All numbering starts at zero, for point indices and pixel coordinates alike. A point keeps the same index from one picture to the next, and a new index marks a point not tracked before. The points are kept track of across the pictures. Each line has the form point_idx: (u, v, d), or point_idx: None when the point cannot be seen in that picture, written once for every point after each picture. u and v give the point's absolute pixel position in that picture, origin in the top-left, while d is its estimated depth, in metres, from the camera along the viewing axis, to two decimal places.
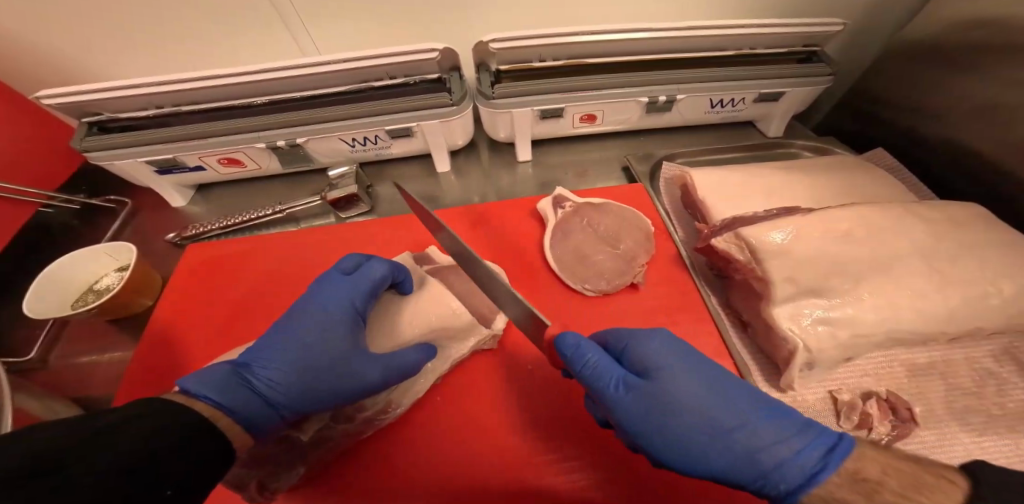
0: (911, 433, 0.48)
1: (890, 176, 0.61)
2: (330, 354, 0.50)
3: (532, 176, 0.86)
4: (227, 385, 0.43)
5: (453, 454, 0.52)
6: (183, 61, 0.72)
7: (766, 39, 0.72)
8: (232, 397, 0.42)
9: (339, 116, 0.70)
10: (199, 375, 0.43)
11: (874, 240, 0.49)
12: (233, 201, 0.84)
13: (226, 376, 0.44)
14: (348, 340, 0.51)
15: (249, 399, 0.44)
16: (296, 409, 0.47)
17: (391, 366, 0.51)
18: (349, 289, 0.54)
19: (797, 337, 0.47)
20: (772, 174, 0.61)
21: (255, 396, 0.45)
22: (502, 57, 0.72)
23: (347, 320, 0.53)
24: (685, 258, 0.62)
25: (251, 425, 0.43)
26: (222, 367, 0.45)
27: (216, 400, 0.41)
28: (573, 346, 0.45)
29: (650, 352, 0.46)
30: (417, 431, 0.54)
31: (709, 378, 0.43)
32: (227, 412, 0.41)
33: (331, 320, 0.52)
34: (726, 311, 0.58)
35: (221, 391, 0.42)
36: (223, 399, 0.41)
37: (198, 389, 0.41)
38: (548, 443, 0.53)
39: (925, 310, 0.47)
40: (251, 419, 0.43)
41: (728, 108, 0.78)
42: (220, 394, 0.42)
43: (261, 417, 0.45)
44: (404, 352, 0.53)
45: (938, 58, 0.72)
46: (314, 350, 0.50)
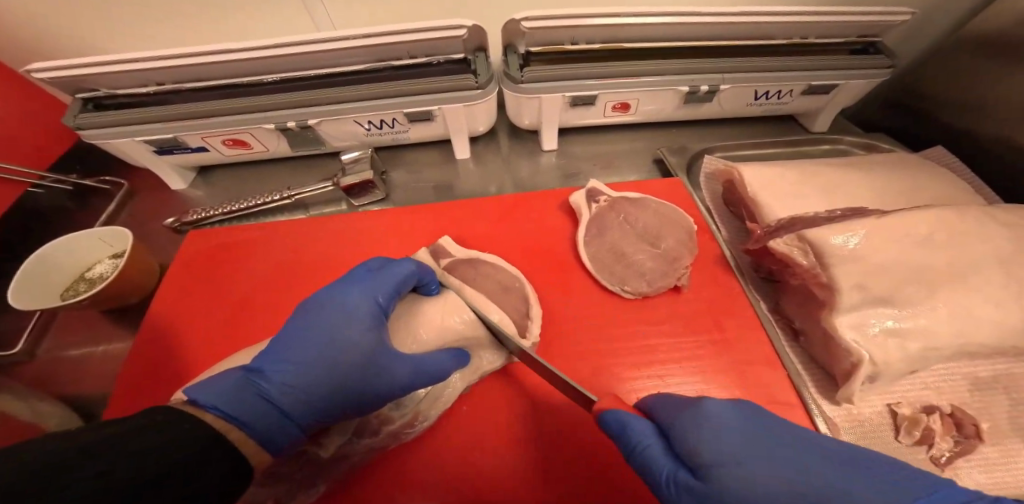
0: (975, 451, 0.44)
1: (956, 177, 0.57)
2: (349, 356, 0.44)
3: (557, 167, 0.81)
4: (238, 395, 0.38)
5: (483, 468, 0.48)
6: (186, 32, 0.66)
7: (818, 27, 0.67)
8: (241, 408, 0.37)
9: (354, 96, 0.65)
10: (209, 384, 0.38)
11: (952, 246, 0.44)
12: (238, 185, 0.78)
13: (236, 383, 0.39)
14: (371, 340, 0.46)
15: (265, 411, 0.39)
16: (316, 415, 0.43)
17: (418, 368, 0.47)
18: (366, 281, 0.49)
19: (863, 349, 0.43)
20: (826, 170, 0.57)
21: (269, 405, 0.39)
22: (532, 38, 0.68)
23: (367, 317, 0.47)
24: (730, 259, 0.58)
25: (266, 439, 0.38)
26: (232, 375, 0.39)
27: (226, 411, 0.36)
28: (617, 428, 0.39)
29: (697, 438, 0.35)
30: (441, 446, 0.50)
31: (778, 457, 0.32)
32: (239, 425, 0.37)
33: (347, 316, 0.46)
34: (775, 317, 0.54)
35: (231, 402, 0.37)
36: (233, 411, 0.36)
37: (206, 400, 0.36)
38: (579, 465, 0.48)
39: (1005, 323, 0.43)
40: (268, 435, 0.39)
41: (772, 101, 0.73)
42: (229, 403, 0.37)
43: (279, 430, 0.40)
44: (434, 357, 0.49)
45: (1005, 52, 0.67)
46: (333, 353, 0.44)
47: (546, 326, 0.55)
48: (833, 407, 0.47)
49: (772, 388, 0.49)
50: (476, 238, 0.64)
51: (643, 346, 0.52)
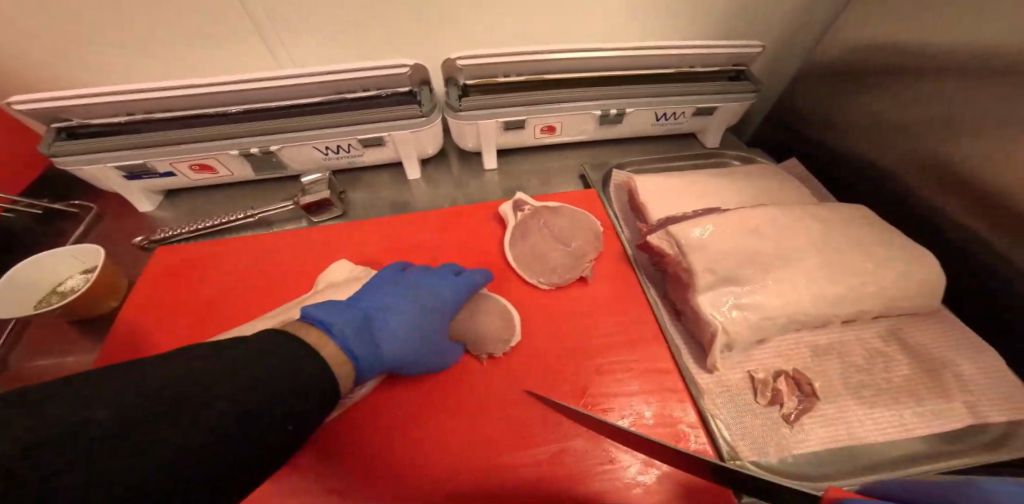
0: (813, 407, 0.54)
1: (800, 186, 0.72)
2: (423, 332, 0.58)
3: (497, 183, 0.93)
4: (357, 332, 0.51)
5: (416, 433, 0.54)
6: (166, 68, 0.75)
7: (700, 58, 0.84)
8: (359, 345, 0.50)
9: (313, 125, 0.75)
10: (345, 323, 0.51)
11: (774, 234, 0.57)
12: (205, 205, 0.85)
13: (360, 322, 0.52)
14: (437, 325, 0.60)
15: (368, 351, 0.51)
16: (386, 370, 0.56)
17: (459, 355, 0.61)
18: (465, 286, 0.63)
19: (718, 321, 0.55)
20: (701, 180, 0.71)
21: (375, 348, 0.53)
22: (468, 73, 0.80)
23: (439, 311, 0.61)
24: (630, 255, 0.70)
25: (358, 374, 0.50)
26: (356, 314, 0.53)
27: (349, 344, 0.49)
28: None
29: None
30: (379, 415, 0.56)
31: None
32: (350, 358, 0.49)
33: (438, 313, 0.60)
34: (663, 301, 0.66)
35: (350, 337, 0.50)
36: (353, 345, 0.49)
37: (340, 328, 0.49)
38: (504, 417, 0.55)
39: (819, 293, 0.55)
40: (361, 371, 0.51)
41: (671, 122, 0.90)
42: (351, 339, 0.50)
43: (366, 372, 0.52)
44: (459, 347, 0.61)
45: (845, 80, 0.84)
46: (414, 326, 0.58)
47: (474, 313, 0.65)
48: (707, 376, 0.57)
49: (654, 357, 0.59)
50: (419, 247, 0.74)
51: (556, 326, 0.63)
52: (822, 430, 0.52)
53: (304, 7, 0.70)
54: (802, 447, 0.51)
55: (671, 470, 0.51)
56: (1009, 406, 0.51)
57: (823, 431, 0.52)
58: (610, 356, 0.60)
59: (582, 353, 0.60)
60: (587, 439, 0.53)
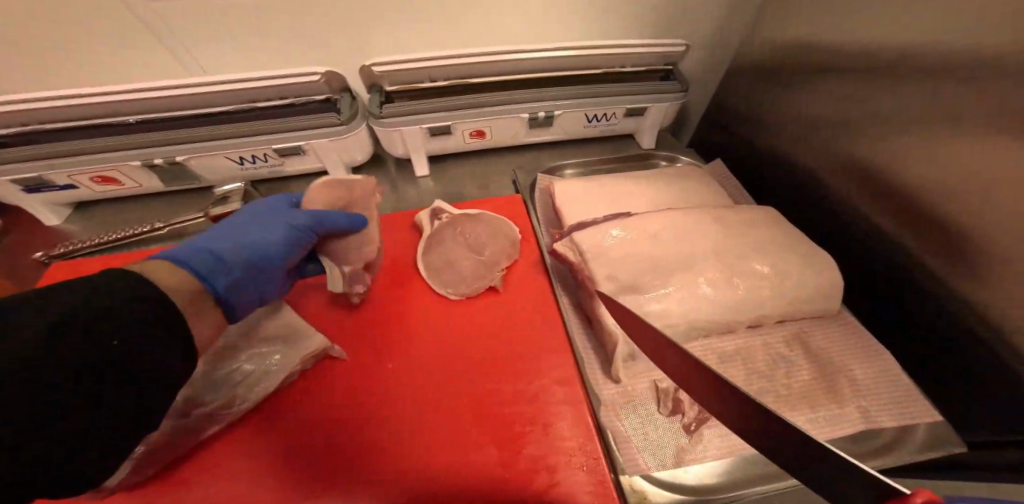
0: (712, 415, 0.54)
1: (717, 189, 0.72)
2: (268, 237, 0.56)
3: (430, 189, 0.91)
4: (185, 249, 0.49)
5: (305, 447, 0.52)
6: (63, 77, 0.72)
7: (627, 58, 0.83)
8: (189, 254, 0.48)
9: (221, 135, 0.72)
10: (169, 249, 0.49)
11: (675, 241, 0.57)
12: (117, 218, 0.82)
13: (187, 247, 0.50)
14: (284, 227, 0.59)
15: (201, 255, 0.49)
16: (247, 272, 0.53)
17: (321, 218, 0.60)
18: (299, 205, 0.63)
19: (621, 332, 0.55)
20: (618, 185, 0.71)
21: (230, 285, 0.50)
22: (390, 78, 0.78)
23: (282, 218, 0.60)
24: (547, 263, 0.69)
25: (203, 274, 0.48)
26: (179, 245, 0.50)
27: (169, 255, 0.47)
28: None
29: None
30: (267, 430, 0.54)
31: None
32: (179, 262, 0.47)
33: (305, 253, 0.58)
34: (575, 309, 0.65)
35: (175, 252, 0.48)
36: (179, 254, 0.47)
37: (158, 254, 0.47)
38: (397, 427, 0.54)
39: (718, 299, 0.55)
40: (204, 271, 0.48)
41: (604, 123, 0.89)
42: (176, 252, 0.48)
43: (214, 273, 0.49)
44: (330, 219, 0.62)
45: (771, 80, 0.84)
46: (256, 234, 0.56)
47: (381, 323, 0.63)
48: (612, 387, 0.57)
49: (559, 364, 0.58)
50: None
51: (462, 332, 0.62)
52: (717, 441, 0.52)
53: (201, 11, 0.67)
54: (699, 455, 0.52)
55: (562, 485, 0.49)
56: (899, 410, 0.51)
57: (718, 441, 0.52)
58: (514, 365, 0.58)
59: (485, 361, 0.59)
60: (481, 445, 0.52)
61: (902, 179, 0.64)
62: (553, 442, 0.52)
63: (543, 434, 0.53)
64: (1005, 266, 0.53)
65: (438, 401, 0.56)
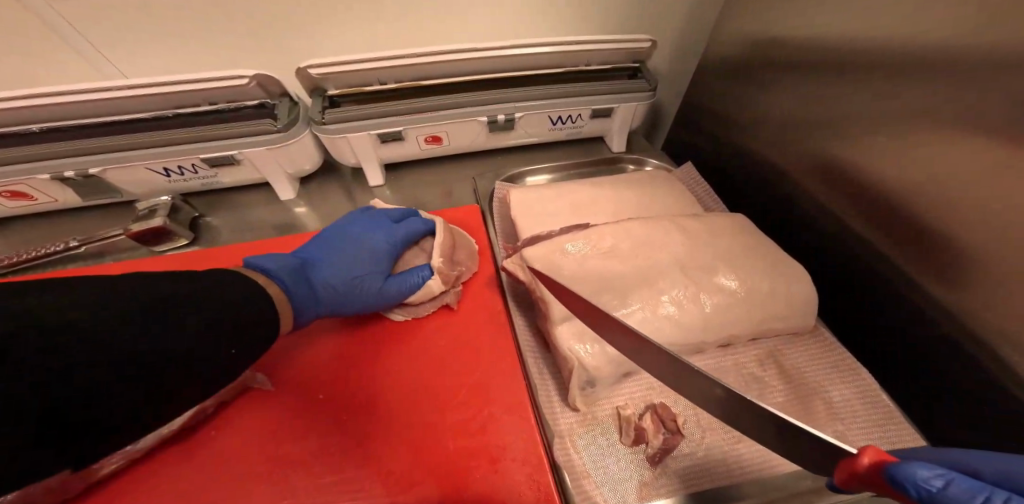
0: (676, 445, 0.48)
1: (686, 194, 0.68)
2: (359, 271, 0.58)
3: (386, 198, 0.85)
4: (293, 274, 0.54)
5: (212, 489, 0.45)
6: None
7: (590, 56, 0.78)
8: (292, 283, 0.53)
9: (138, 145, 0.65)
10: (278, 261, 0.55)
11: (635, 255, 0.52)
12: (34, 235, 0.74)
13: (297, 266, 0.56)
14: (375, 266, 0.60)
15: (302, 290, 0.54)
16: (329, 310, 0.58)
17: (403, 282, 0.59)
18: (390, 226, 0.64)
19: (577, 357, 0.49)
20: (579, 191, 0.66)
21: (310, 290, 0.55)
22: (333, 80, 0.72)
23: (382, 247, 0.62)
24: (502, 281, 0.63)
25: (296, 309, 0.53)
26: (292, 261, 0.56)
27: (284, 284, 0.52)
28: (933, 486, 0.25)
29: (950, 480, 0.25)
30: (173, 481, 0.46)
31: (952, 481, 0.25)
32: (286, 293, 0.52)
33: (371, 256, 0.60)
34: (531, 331, 0.58)
35: (288, 276, 0.53)
36: (287, 284, 0.53)
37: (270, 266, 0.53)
38: (322, 464, 0.47)
39: (682, 317, 0.50)
40: (298, 307, 0.53)
41: (569, 125, 0.85)
42: (287, 279, 0.53)
43: (305, 310, 0.54)
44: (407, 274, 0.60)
45: (742, 77, 0.80)
46: (354, 261, 0.60)
47: (318, 346, 0.57)
48: (568, 415, 0.50)
49: (513, 395, 0.52)
50: None
51: (407, 354, 0.56)
52: (685, 475, 0.47)
53: (112, 10, 0.60)
54: (664, 493, 0.46)
55: None
56: (880, 435, 0.46)
57: (685, 475, 0.47)
58: (462, 390, 0.52)
59: (430, 386, 0.53)
60: (416, 481, 0.46)
61: (873, 180, 0.60)
62: (495, 475, 0.46)
63: (485, 465, 0.47)
64: (984, 272, 0.49)
65: (372, 432, 0.49)
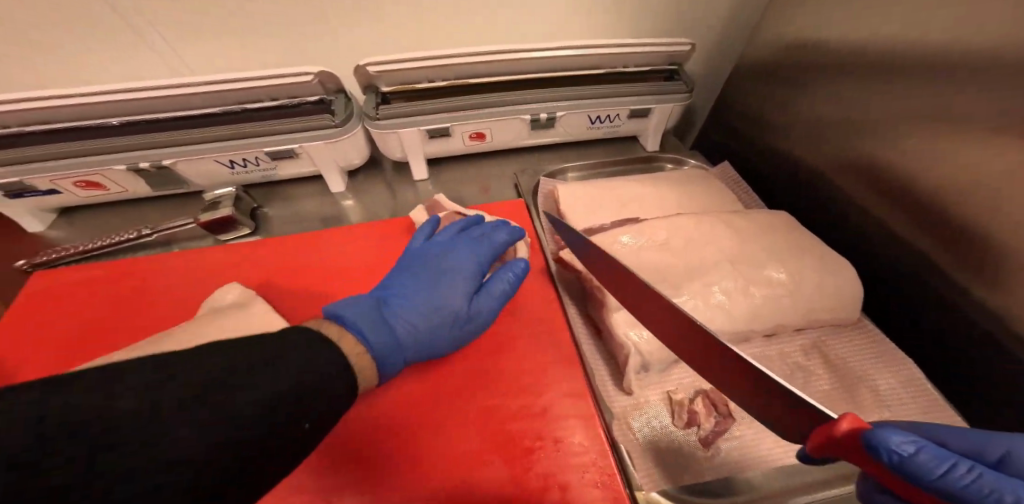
0: (729, 427, 0.52)
1: (728, 192, 0.71)
2: (446, 307, 0.54)
3: (429, 192, 0.88)
4: (371, 320, 0.46)
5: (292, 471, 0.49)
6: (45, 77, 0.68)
7: (631, 57, 0.81)
8: (374, 332, 0.45)
9: (209, 138, 0.68)
10: (350, 306, 0.47)
11: (689, 248, 0.55)
12: (103, 224, 0.78)
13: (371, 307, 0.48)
14: (463, 295, 0.56)
15: (383, 338, 0.46)
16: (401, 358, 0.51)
17: (495, 296, 0.58)
18: (476, 248, 0.61)
19: (632, 344, 0.51)
20: (625, 188, 0.69)
21: (390, 338, 0.47)
22: (386, 78, 0.75)
23: (470, 274, 0.58)
24: (552, 270, 0.66)
25: (377, 362, 0.45)
26: (365, 302, 0.49)
27: (365, 335, 0.44)
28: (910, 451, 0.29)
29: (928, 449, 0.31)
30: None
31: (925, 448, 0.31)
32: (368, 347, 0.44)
33: (456, 280, 0.57)
34: (584, 319, 0.61)
35: (366, 324, 0.45)
36: (367, 332, 0.44)
37: (344, 313, 0.45)
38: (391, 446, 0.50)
39: (734, 307, 0.52)
40: (381, 357, 0.45)
41: (607, 124, 0.87)
42: (367, 327, 0.45)
43: (388, 360, 0.47)
44: (493, 281, 0.59)
45: (778, 79, 0.83)
46: (440, 297, 0.55)
47: None
48: (623, 398, 0.54)
49: (571, 381, 0.54)
50: (332, 266, 0.69)
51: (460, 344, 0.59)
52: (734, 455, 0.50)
53: (188, 10, 0.64)
54: (717, 469, 0.50)
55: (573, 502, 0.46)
56: (921, 422, 0.49)
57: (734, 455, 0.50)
58: (515, 378, 0.55)
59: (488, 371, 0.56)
60: (482, 461, 0.49)
61: (909, 180, 0.62)
62: (556, 456, 0.49)
63: (545, 445, 0.50)
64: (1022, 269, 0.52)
65: (434, 416, 0.52)
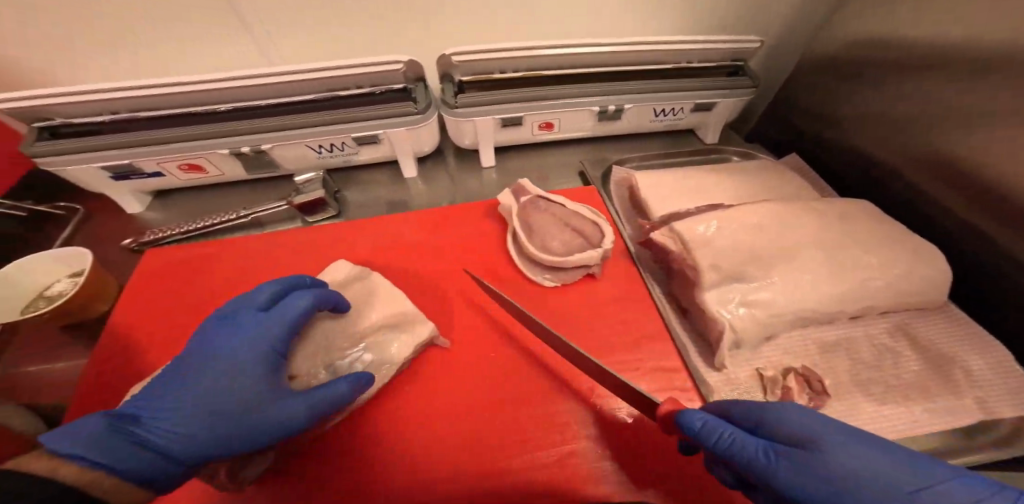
0: (825, 405, 0.50)
1: (802, 181, 0.72)
2: (229, 407, 0.45)
3: (496, 181, 0.91)
4: (106, 442, 0.39)
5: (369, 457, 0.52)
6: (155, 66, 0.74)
7: (699, 52, 0.83)
8: (108, 455, 0.38)
9: (305, 123, 0.73)
10: (75, 432, 0.38)
11: (780, 231, 0.57)
12: (197, 206, 0.83)
13: (107, 428, 0.40)
14: (258, 386, 0.48)
15: (136, 460, 0.40)
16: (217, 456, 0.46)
17: (315, 402, 0.47)
18: (257, 329, 0.50)
19: (725, 319, 0.52)
20: (702, 176, 0.71)
21: (148, 454, 0.41)
22: (465, 68, 0.78)
23: (257, 362, 0.49)
24: (633, 252, 0.68)
25: (142, 482, 0.41)
26: (98, 419, 0.40)
27: (97, 462, 0.37)
28: (702, 424, 0.43)
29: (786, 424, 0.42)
30: (303, 471, 0.51)
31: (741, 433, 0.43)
32: (110, 472, 0.38)
33: (234, 373, 0.47)
34: (668, 299, 0.63)
35: (98, 449, 0.38)
36: (101, 459, 0.37)
37: (70, 448, 0.36)
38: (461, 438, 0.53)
39: (825, 287, 0.54)
40: (143, 478, 0.40)
41: (670, 117, 0.90)
42: (97, 452, 0.37)
43: (155, 474, 0.42)
44: (332, 384, 0.49)
45: (844, 73, 0.84)
46: (208, 400, 0.45)
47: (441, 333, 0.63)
48: (713, 374, 0.55)
49: (663, 358, 0.56)
50: (419, 246, 0.72)
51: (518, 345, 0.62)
52: None
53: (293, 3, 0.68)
54: None
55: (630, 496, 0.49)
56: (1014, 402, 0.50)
57: None
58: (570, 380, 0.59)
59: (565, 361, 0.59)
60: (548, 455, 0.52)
61: (986, 171, 0.63)
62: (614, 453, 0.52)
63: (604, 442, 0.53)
64: None
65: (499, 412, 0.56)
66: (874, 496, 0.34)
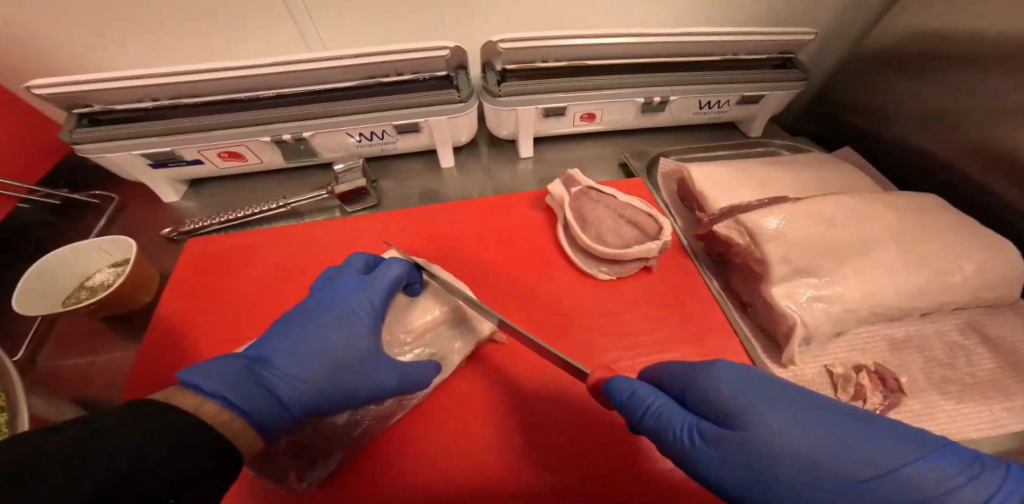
0: (900, 403, 0.49)
1: (858, 174, 0.71)
2: (341, 360, 0.48)
3: (534, 172, 0.90)
4: (242, 382, 0.39)
5: (439, 449, 0.52)
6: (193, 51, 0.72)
7: (748, 45, 0.80)
8: (245, 396, 0.39)
9: (348, 111, 0.71)
10: (213, 370, 0.39)
11: (849, 224, 0.55)
12: (234, 196, 0.82)
13: (241, 369, 0.41)
14: (368, 345, 0.50)
15: (263, 400, 0.40)
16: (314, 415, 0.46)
17: (406, 373, 0.51)
18: (370, 289, 0.53)
19: (796, 314, 0.51)
20: (756, 168, 0.69)
21: (273, 398, 0.42)
22: (509, 57, 0.76)
23: (366, 322, 0.51)
24: (687, 245, 0.67)
25: (262, 426, 0.40)
26: (238, 362, 0.42)
27: (233, 400, 0.37)
28: (626, 392, 0.43)
29: (713, 393, 0.42)
30: (383, 456, 0.52)
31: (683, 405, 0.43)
32: (242, 413, 0.38)
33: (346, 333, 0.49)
34: (727, 293, 0.62)
35: (236, 389, 0.38)
36: (237, 399, 0.38)
37: (211, 385, 0.37)
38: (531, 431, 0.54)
39: (898, 282, 0.53)
40: (265, 422, 0.40)
41: (713, 110, 0.88)
42: (233, 391, 0.38)
43: (275, 419, 0.41)
44: (418, 366, 0.53)
45: (896, 64, 0.82)
46: (328, 347, 0.48)
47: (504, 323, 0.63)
48: (781, 370, 0.54)
49: (728, 354, 0.55)
50: (465, 237, 0.71)
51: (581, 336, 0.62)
52: None
53: None
54: None
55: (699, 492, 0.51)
56: None
57: None
58: None
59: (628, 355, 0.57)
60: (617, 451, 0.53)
61: None
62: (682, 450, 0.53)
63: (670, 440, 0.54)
64: None
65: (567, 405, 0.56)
66: (799, 469, 0.35)
